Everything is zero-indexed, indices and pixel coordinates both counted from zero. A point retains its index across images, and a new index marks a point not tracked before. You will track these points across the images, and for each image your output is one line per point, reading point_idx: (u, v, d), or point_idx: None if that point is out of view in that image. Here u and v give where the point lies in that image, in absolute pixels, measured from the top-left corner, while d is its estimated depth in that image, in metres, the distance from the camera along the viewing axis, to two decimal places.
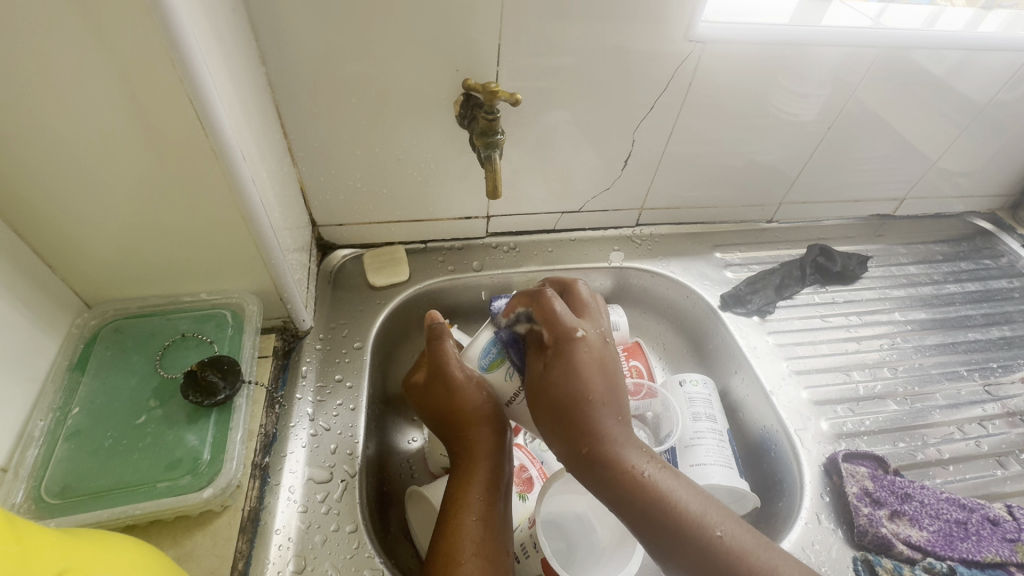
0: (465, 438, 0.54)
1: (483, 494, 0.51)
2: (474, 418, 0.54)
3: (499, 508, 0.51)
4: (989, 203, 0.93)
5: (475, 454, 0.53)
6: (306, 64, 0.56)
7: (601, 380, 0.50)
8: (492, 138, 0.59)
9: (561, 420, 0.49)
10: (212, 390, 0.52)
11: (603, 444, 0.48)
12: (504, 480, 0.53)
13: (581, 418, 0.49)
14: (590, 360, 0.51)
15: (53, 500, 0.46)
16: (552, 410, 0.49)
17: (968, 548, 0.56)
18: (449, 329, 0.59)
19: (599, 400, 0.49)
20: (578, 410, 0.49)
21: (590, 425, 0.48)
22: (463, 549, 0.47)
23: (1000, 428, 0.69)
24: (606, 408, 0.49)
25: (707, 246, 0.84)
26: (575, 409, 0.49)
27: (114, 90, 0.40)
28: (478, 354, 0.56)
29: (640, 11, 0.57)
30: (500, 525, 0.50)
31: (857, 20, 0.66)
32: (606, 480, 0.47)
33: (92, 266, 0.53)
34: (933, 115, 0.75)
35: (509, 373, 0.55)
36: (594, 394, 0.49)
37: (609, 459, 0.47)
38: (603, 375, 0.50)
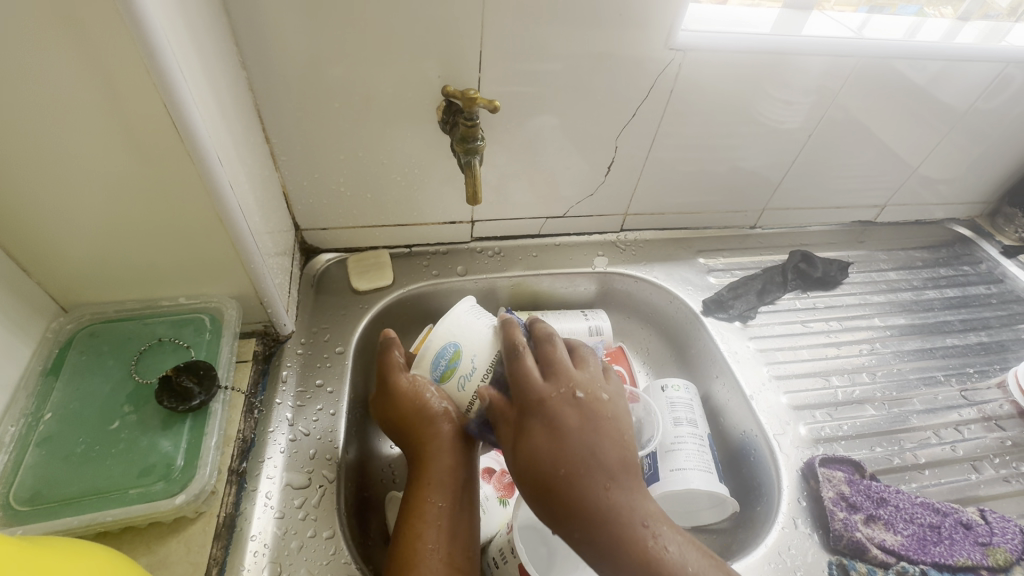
0: (422, 438, 0.53)
1: (440, 494, 0.51)
2: (422, 424, 0.53)
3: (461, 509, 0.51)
4: (968, 210, 0.94)
5: (433, 453, 0.52)
6: (287, 68, 0.56)
7: (592, 432, 0.47)
8: (472, 145, 0.59)
9: (548, 486, 0.45)
10: (187, 395, 0.52)
11: (599, 519, 0.44)
12: (467, 477, 0.53)
13: (572, 477, 0.45)
14: (565, 416, 0.48)
15: (22, 507, 0.46)
16: (537, 473, 0.46)
17: (940, 552, 0.57)
18: (399, 341, 0.59)
19: (591, 462, 0.46)
20: (567, 472, 0.45)
21: (582, 484, 0.45)
22: (422, 551, 0.48)
23: (975, 432, 0.70)
24: (604, 470, 0.46)
25: (690, 251, 0.85)
26: (562, 473, 0.45)
27: (86, 93, 0.40)
28: (431, 364, 0.55)
29: (622, 19, 0.58)
30: (459, 527, 0.50)
31: (838, 30, 0.67)
32: (615, 564, 0.43)
33: (68, 269, 0.52)
34: (913, 123, 0.76)
35: (461, 383, 0.55)
36: (587, 451, 0.46)
37: (616, 534, 0.43)
38: (598, 430, 0.48)
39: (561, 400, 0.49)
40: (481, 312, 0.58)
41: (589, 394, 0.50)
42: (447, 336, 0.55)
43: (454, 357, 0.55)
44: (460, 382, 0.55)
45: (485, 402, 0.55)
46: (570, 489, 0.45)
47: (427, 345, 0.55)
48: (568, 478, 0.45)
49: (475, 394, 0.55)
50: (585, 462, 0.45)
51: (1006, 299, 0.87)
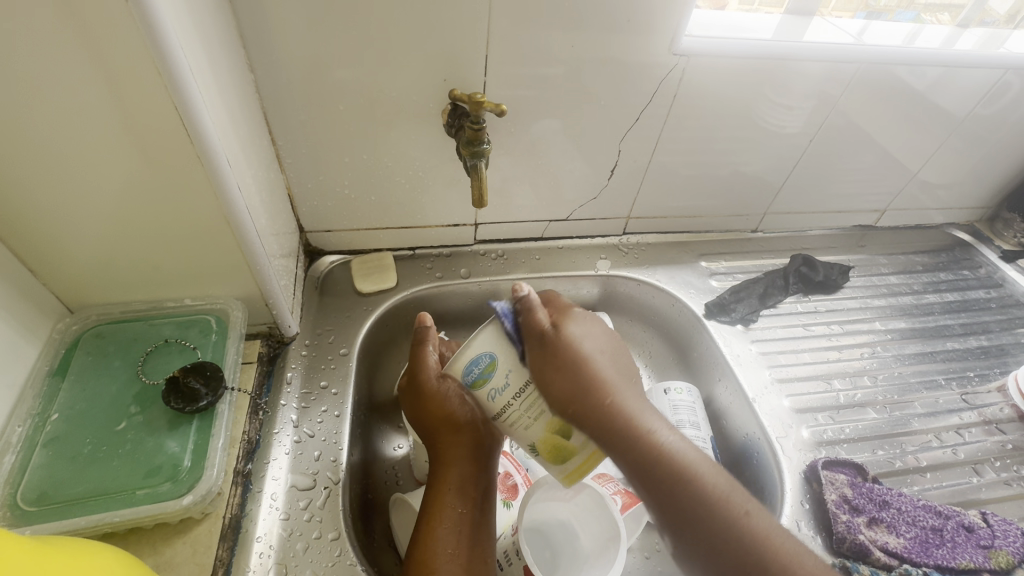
0: (443, 443, 0.53)
1: (459, 500, 0.52)
2: (447, 425, 0.53)
3: (478, 515, 0.52)
4: (967, 215, 0.95)
5: (453, 459, 0.53)
6: (294, 71, 0.57)
7: (605, 359, 0.51)
8: (478, 148, 0.59)
9: (572, 398, 0.46)
10: (193, 396, 0.52)
11: (620, 412, 0.48)
12: (484, 485, 0.53)
13: (600, 376, 0.48)
14: (583, 343, 0.50)
15: (30, 507, 0.46)
16: (569, 371, 0.47)
17: (943, 554, 0.57)
18: (435, 334, 0.58)
19: (607, 378, 0.49)
20: (589, 382, 0.48)
21: (604, 384, 0.49)
22: (440, 556, 0.48)
23: (976, 436, 0.70)
24: (615, 384, 0.50)
25: (692, 255, 0.85)
26: (584, 384, 0.48)
27: (99, 96, 0.40)
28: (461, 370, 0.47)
29: (626, 25, 0.58)
30: (478, 531, 0.51)
31: (839, 36, 0.68)
32: (631, 456, 0.47)
33: (74, 270, 0.52)
34: (913, 129, 0.77)
35: (492, 394, 0.46)
36: (602, 360, 0.51)
37: (632, 424, 0.48)
38: (609, 347, 0.53)
39: (581, 320, 0.52)
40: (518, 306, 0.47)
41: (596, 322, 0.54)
42: (480, 341, 0.45)
43: (490, 366, 0.45)
44: (490, 394, 0.46)
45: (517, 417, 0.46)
46: (592, 389, 0.48)
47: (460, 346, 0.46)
48: (587, 390, 0.48)
49: (507, 406, 0.46)
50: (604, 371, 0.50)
51: (1006, 304, 0.87)
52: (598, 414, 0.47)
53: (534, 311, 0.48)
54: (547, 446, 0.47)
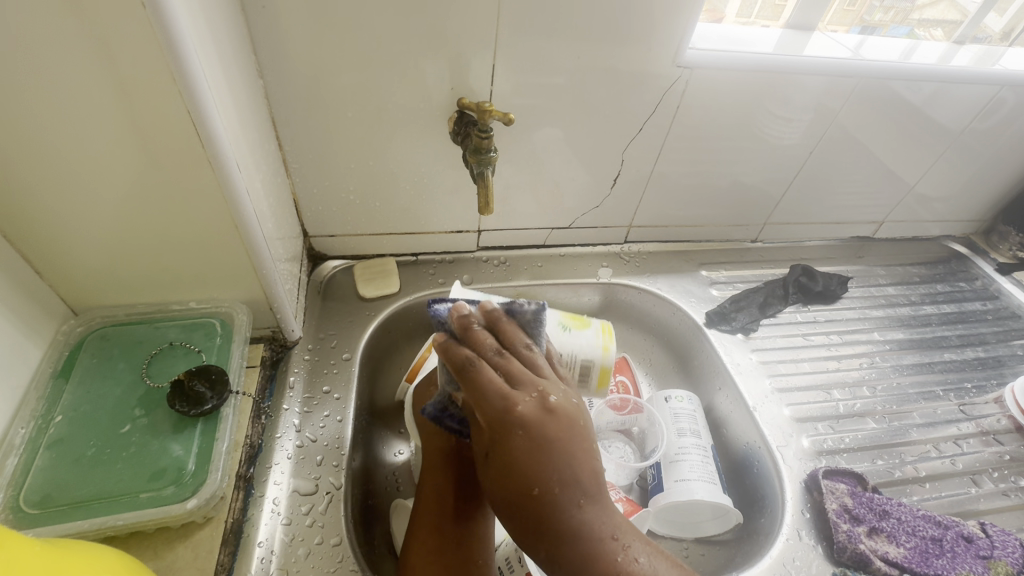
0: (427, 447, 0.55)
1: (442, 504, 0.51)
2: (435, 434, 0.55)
3: (465, 517, 0.51)
4: (963, 227, 0.96)
5: (433, 465, 0.54)
6: (302, 76, 0.57)
7: (560, 455, 0.43)
8: (485, 156, 0.60)
9: (516, 509, 0.43)
10: (199, 399, 0.52)
11: (578, 540, 0.42)
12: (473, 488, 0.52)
13: (548, 499, 0.42)
14: (520, 443, 0.43)
15: (32, 510, 0.45)
16: (510, 493, 0.43)
17: (943, 564, 0.57)
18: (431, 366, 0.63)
19: (562, 483, 0.42)
20: (540, 493, 0.42)
21: (557, 511, 0.42)
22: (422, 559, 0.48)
23: (974, 446, 0.71)
24: (577, 488, 0.43)
25: (693, 264, 0.86)
26: (533, 495, 0.42)
27: (111, 101, 0.41)
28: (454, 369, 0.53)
29: (631, 37, 0.59)
30: (465, 534, 0.50)
31: (838, 50, 0.69)
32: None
33: (79, 272, 0.52)
34: (911, 142, 0.78)
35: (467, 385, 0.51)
36: (561, 470, 0.43)
37: (591, 552, 0.42)
38: (574, 442, 0.44)
39: (535, 414, 0.44)
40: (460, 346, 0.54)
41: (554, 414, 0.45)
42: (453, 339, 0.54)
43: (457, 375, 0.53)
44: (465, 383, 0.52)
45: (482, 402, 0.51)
46: (540, 516, 0.42)
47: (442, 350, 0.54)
48: (538, 501, 0.42)
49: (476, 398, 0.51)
50: (559, 482, 0.42)
51: (1002, 315, 0.88)
52: (550, 532, 0.42)
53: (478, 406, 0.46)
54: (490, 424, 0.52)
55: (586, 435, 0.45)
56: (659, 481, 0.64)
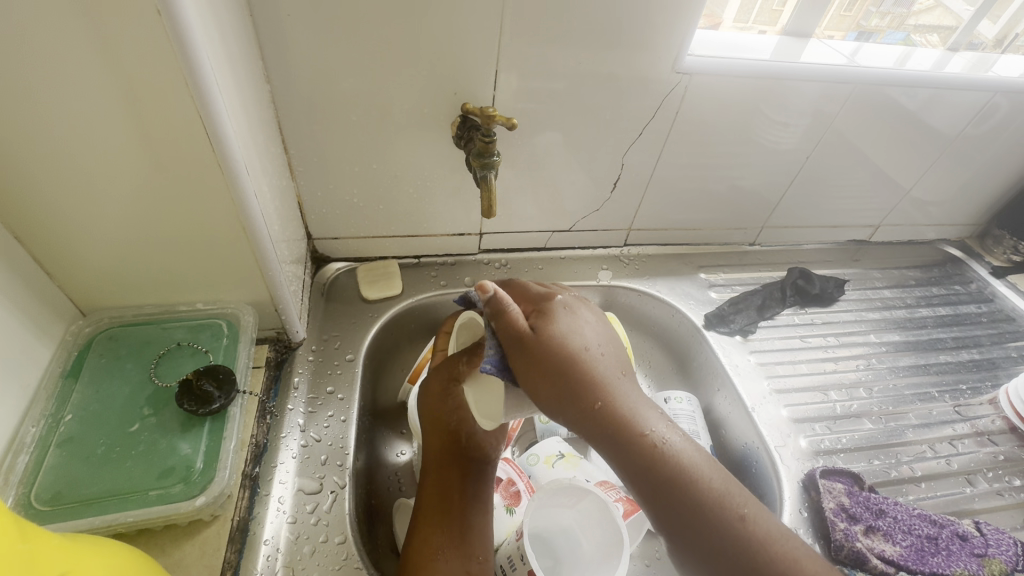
0: (428, 451, 0.56)
1: (444, 502, 0.52)
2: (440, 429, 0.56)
3: (467, 519, 0.52)
4: (958, 231, 0.98)
5: (437, 468, 0.55)
6: (309, 81, 0.58)
7: (600, 331, 0.49)
8: (488, 160, 0.61)
9: (561, 365, 0.45)
10: (206, 398, 0.53)
11: (614, 396, 0.45)
12: (474, 492, 0.53)
13: (591, 359, 0.46)
14: (563, 317, 0.49)
15: (43, 507, 0.46)
16: (556, 351, 0.46)
17: (938, 562, 0.58)
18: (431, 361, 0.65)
19: (602, 350, 0.48)
20: (585, 352, 0.46)
21: (597, 369, 0.46)
22: (429, 555, 0.49)
23: (969, 447, 0.72)
24: (612, 360, 0.48)
25: (692, 267, 0.87)
26: (579, 353, 0.46)
27: (125, 105, 0.42)
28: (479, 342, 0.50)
29: (631, 44, 0.60)
30: (468, 532, 0.51)
31: (834, 57, 0.71)
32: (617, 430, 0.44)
33: (88, 273, 0.53)
34: (906, 148, 0.79)
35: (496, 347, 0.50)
36: (597, 343, 0.48)
37: (626, 410, 0.44)
38: (604, 330, 0.50)
39: (571, 302, 0.51)
40: None
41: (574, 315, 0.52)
42: None
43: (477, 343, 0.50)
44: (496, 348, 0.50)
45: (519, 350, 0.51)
46: (582, 374, 0.45)
47: None
48: (582, 359, 0.46)
49: None
50: (598, 351, 0.47)
51: (996, 318, 0.90)
52: (590, 386, 0.45)
53: (508, 313, 0.47)
54: None
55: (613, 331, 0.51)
56: None
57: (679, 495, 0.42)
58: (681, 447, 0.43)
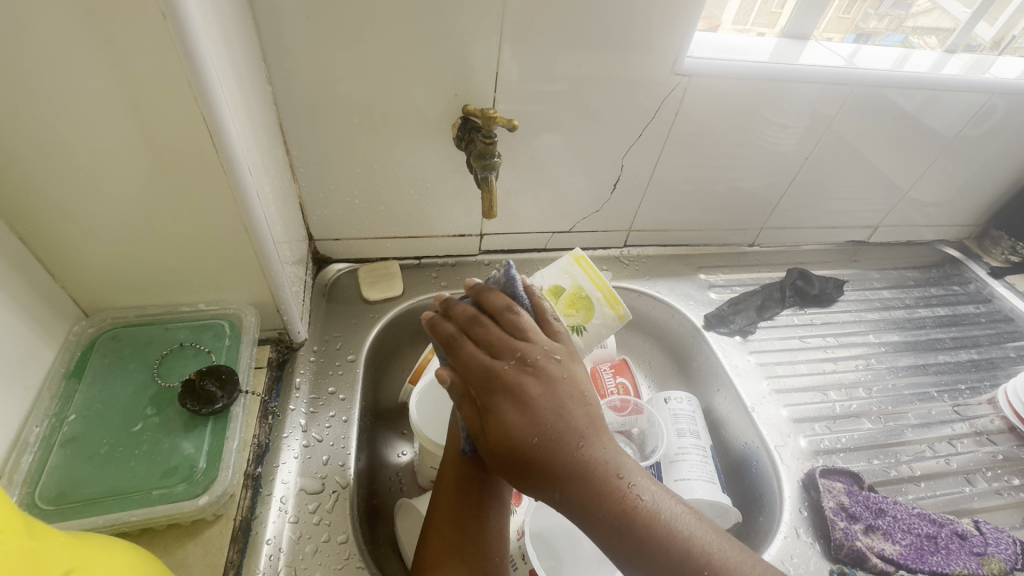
0: (451, 442, 0.55)
1: (461, 499, 0.52)
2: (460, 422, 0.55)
3: (485, 518, 0.51)
4: (956, 232, 0.98)
5: (460, 464, 0.53)
6: (311, 82, 0.59)
7: (557, 400, 0.43)
8: (489, 161, 0.62)
9: (519, 461, 0.42)
10: (209, 398, 0.53)
11: (584, 479, 0.41)
12: (494, 488, 0.52)
13: (547, 446, 0.41)
14: (509, 404, 0.43)
15: (47, 506, 0.46)
16: (510, 449, 0.42)
17: (938, 561, 0.58)
18: None
19: (563, 428, 0.42)
20: (541, 441, 0.41)
21: (559, 454, 0.41)
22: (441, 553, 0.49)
23: (968, 446, 0.72)
24: (574, 433, 0.42)
25: (692, 268, 0.87)
26: (535, 444, 0.41)
27: (129, 107, 0.42)
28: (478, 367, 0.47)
29: (631, 45, 0.61)
30: (486, 529, 0.51)
31: (832, 59, 0.71)
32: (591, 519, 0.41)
33: (91, 275, 0.53)
34: (904, 149, 0.80)
35: None
36: (556, 415, 0.42)
37: (600, 490, 0.41)
38: (561, 394, 0.44)
39: (517, 373, 0.44)
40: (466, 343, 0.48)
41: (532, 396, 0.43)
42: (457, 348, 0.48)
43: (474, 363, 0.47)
44: None
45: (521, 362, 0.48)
46: (543, 468, 0.41)
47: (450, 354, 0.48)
48: (541, 448, 0.41)
49: None
50: (556, 430, 0.42)
51: (995, 318, 0.90)
52: (556, 478, 0.41)
53: (464, 403, 0.45)
54: None
55: (576, 382, 0.45)
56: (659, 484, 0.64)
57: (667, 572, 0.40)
58: (655, 508, 0.42)
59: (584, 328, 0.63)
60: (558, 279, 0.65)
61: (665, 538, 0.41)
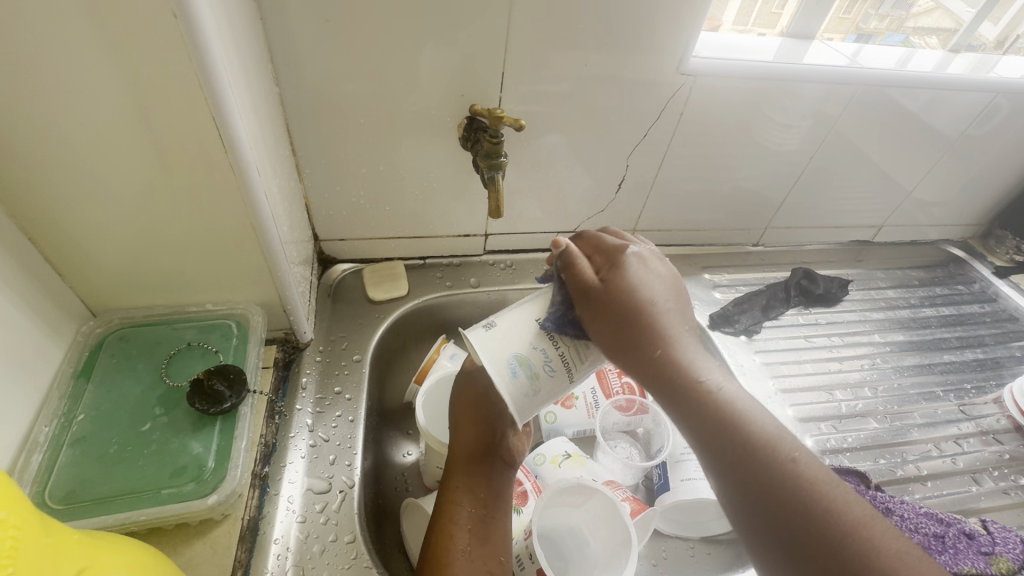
0: (458, 443, 0.56)
1: (471, 499, 0.52)
2: (470, 423, 0.56)
3: (491, 519, 0.52)
4: (960, 231, 0.98)
5: (465, 466, 0.54)
6: (318, 82, 0.59)
7: (671, 291, 0.46)
8: (495, 160, 0.61)
9: (628, 313, 0.44)
10: (217, 398, 0.53)
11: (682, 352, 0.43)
12: (498, 491, 0.54)
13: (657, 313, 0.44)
14: (628, 277, 0.46)
15: (56, 505, 0.46)
16: (623, 302, 0.44)
17: (945, 559, 0.56)
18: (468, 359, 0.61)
19: (672, 309, 0.45)
20: (653, 306, 0.44)
21: (662, 325, 0.44)
22: (453, 552, 0.49)
23: (974, 446, 0.72)
24: (681, 319, 0.45)
25: (696, 267, 0.87)
26: (648, 306, 0.44)
27: (140, 107, 0.42)
28: (522, 381, 0.45)
29: (636, 45, 0.61)
30: (494, 530, 0.51)
31: (836, 58, 0.71)
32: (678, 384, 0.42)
33: (100, 274, 0.54)
34: (909, 148, 0.80)
35: (548, 368, 0.45)
36: (666, 298, 0.45)
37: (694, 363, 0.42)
38: (675, 288, 0.47)
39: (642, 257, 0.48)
40: (509, 352, 0.45)
41: (642, 276, 0.46)
42: (501, 356, 0.45)
43: (523, 366, 0.45)
44: (546, 371, 0.45)
45: (576, 360, 0.46)
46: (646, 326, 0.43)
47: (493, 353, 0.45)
48: (649, 312, 0.44)
49: (567, 371, 0.46)
50: (666, 308, 0.45)
51: (1000, 318, 0.90)
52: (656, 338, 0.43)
53: (577, 264, 0.47)
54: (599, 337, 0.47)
55: (684, 285, 0.47)
56: (665, 481, 0.66)
57: (752, 455, 0.38)
58: (748, 406, 0.41)
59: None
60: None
61: (752, 431, 0.39)
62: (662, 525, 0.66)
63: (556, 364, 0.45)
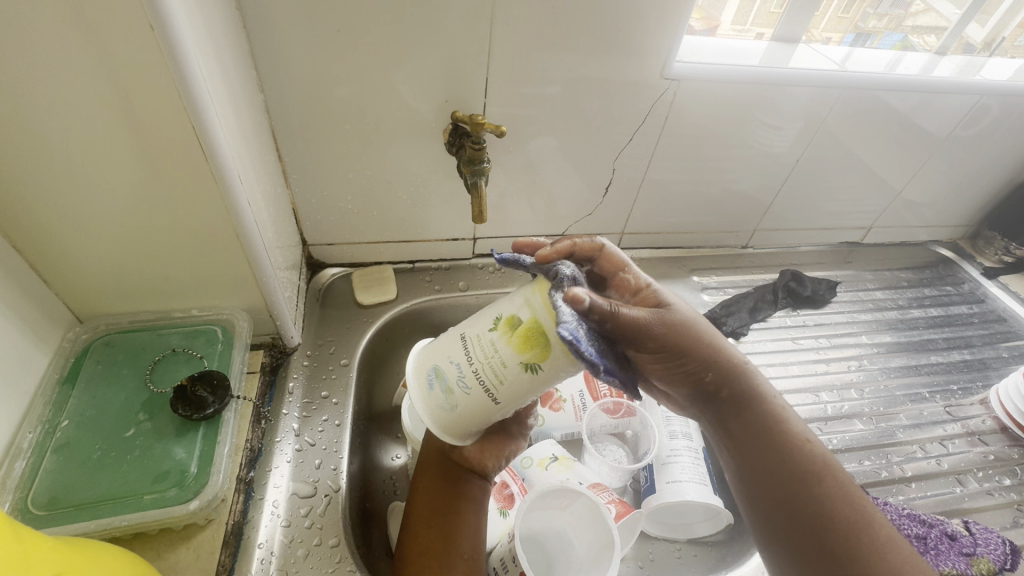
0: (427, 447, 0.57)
1: (437, 502, 0.53)
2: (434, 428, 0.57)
3: (459, 520, 0.52)
4: (950, 232, 0.99)
5: (428, 476, 0.55)
6: (302, 89, 0.59)
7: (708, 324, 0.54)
8: (478, 166, 0.62)
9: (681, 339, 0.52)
10: (200, 404, 0.54)
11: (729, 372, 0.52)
12: (466, 492, 0.54)
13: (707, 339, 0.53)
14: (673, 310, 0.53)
15: (40, 511, 0.47)
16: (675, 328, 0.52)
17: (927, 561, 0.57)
18: None
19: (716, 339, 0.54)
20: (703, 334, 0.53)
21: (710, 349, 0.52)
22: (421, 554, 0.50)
23: (960, 446, 0.72)
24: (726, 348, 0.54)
25: (685, 270, 0.88)
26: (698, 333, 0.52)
27: (119, 116, 0.43)
28: (437, 392, 0.45)
29: (620, 48, 0.61)
30: (466, 531, 0.52)
31: (823, 61, 0.72)
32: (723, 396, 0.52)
33: (86, 281, 0.54)
34: (896, 149, 0.80)
35: (460, 382, 0.44)
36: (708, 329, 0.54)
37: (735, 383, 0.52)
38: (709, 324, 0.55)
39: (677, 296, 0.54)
40: (429, 365, 0.46)
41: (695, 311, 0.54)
42: (423, 368, 0.47)
43: (438, 377, 0.45)
44: (460, 386, 0.44)
45: (489, 376, 0.43)
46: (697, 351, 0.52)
47: (420, 364, 0.47)
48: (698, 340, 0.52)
49: (480, 386, 0.43)
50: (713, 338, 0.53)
51: (988, 318, 0.90)
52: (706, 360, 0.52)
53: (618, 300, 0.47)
54: (519, 342, 0.42)
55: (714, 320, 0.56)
56: (651, 483, 0.66)
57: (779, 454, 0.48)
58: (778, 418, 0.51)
59: (542, 367, 0.42)
60: (512, 304, 0.43)
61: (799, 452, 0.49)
62: (648, 526, 0.65)
63: (471, 381, 0.44)
